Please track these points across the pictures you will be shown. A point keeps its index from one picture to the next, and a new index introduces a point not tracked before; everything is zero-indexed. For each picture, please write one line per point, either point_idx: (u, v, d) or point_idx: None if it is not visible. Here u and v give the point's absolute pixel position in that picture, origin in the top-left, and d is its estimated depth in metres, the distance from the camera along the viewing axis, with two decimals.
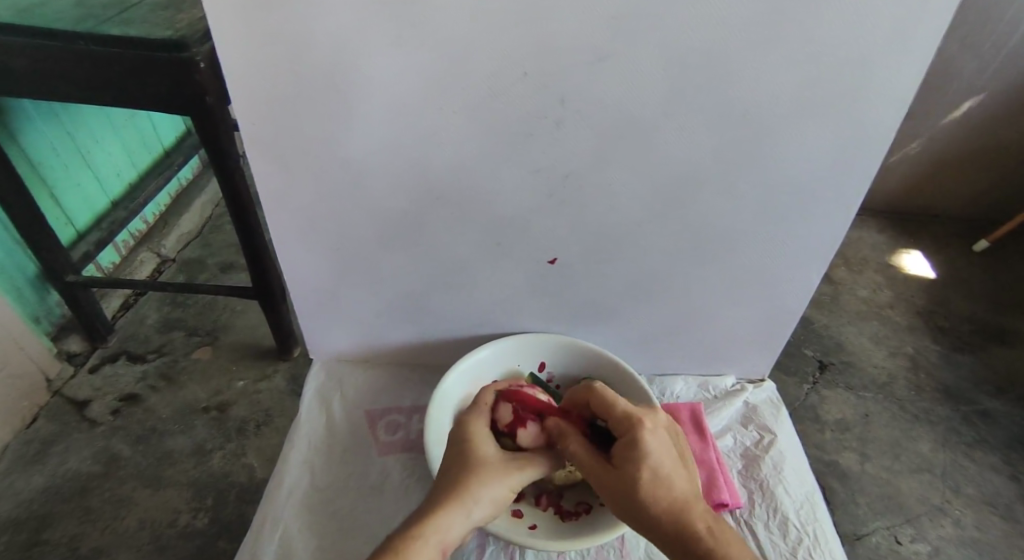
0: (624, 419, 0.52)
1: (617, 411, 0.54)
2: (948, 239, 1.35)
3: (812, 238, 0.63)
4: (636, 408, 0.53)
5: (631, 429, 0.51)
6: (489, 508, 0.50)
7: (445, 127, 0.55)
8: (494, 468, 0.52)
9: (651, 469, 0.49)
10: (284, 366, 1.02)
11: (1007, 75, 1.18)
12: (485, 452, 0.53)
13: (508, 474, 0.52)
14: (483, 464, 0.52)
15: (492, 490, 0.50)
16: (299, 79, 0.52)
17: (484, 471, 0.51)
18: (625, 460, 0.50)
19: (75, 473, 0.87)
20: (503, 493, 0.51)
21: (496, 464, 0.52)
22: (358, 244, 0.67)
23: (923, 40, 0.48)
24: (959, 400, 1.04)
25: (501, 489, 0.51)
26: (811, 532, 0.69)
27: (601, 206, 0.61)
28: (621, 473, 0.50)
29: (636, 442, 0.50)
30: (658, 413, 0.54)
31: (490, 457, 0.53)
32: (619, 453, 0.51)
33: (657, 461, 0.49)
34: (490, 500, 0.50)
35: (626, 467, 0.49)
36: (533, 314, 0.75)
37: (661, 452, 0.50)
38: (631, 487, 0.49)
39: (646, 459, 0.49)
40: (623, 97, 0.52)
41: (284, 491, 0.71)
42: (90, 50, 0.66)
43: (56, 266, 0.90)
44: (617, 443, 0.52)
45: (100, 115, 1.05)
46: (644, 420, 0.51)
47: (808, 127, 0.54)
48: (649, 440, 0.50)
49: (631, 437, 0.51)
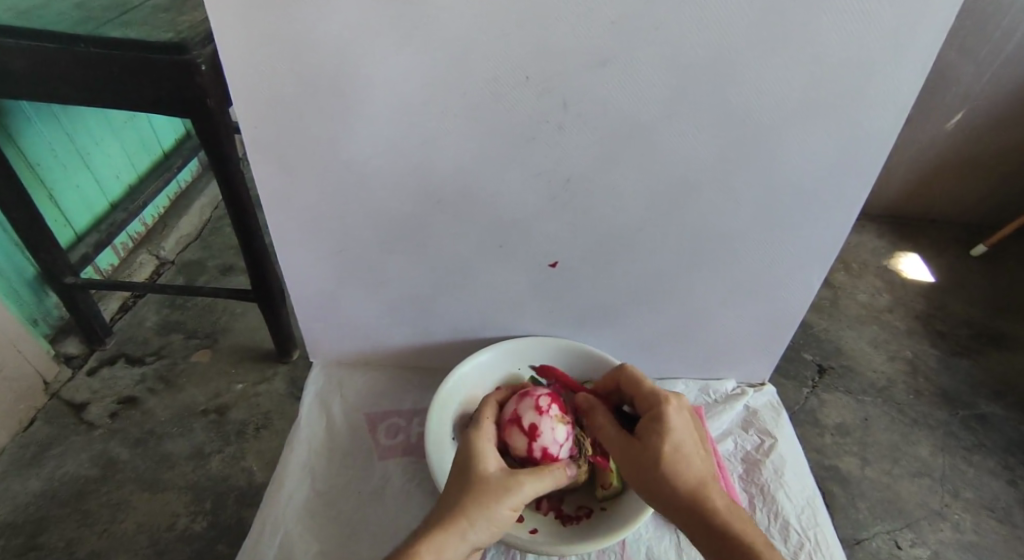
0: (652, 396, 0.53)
1: (645, 388, 0.55)
2: (946, 243, 1.35)
3: (814, 240, 0.63)
4: (662, 387, 0.54)
5: (658, 405, 0.52)
6: (488, 531, 0.49)
7: (447, 130, 0.55)
8: (491, 486, 0.50)
9: (674, 444, 0.50)
10: (284, 369, 1.02)
11: (1005, 80, 1.18)
12: (486, 467, 0.52)
13: (507, 495, 0.50)
14: (481, 482, 0.50)
15: (488, 515, 0.48)
16: (301, 80, 0.52)
17: (481, 496, 0.49)
18: (650, 433, 0.51)
19: (72, 477, 0.86)
20: (503, 513, 0.49)
21: (495, 485, 0.50)
22: (359, 247, 0.67)
23: (926, 39, 0.48)
24: (958, 404, 1.04)
25: (500, 510, 0.49)
26: (812, 537, 0.69)
27: (603, 209, 0.61)
28: (645, 445, 0.51)
29: (663, 416, 0.51)
30: (682, 394, 0.55)
31: (489, 473, 0.51)
32: (645, 427, 0.52)
33: (681, 437, 0.50)
34: (488, 523, 0.49)
35: (650, 439, 0.51)
36: (533, 318, 0.75)
37: (683, 430, 0.51)
38: (653, 460, 0.50)
39: (671, 434, 0.50)
40: (625, 100, 0.52)
41: (283, 495, 0.71)
42: (91, 53, 0.66)
43: (55, 269, 0.89)
44: (643, 418, 0.53)
45: (99, 116, 1.04)
46: (670, 398, 0.53)
47: (811, 128, 0.54)
48: (674, 417, 0.51)
49: (658, 412, 0.52)
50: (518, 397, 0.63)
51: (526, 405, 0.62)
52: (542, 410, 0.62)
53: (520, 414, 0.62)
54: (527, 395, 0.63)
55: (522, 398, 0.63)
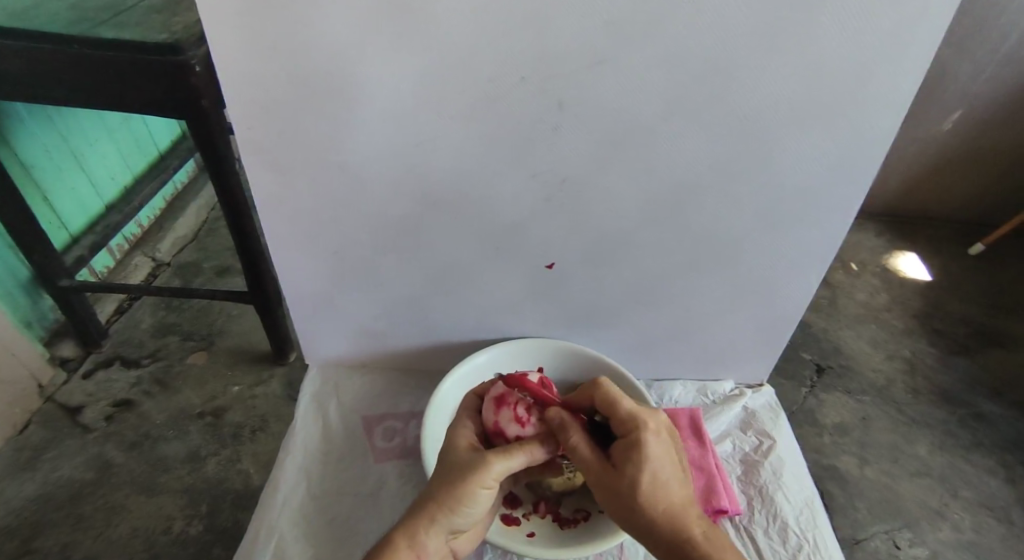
0: (628, 418, 0.50)
1: (621, 409, 0.51)
2: (944, 242, 1.35)
3: (812, 240, 0.63)
4: (641, 409, 0.50)
5: (633, 432, 0.49)
6: (464, 513, 0.47)
7: (442, 132, 0.55)
8: (459, 468, 0.48)
9: (650, 473, 0.47)
10: (280, 371, 1.02)
11: (1002, 79, 1.18)
12: (457, 454, 0.50)
13: (473, 476, 0.47)
14: (452, 467, 0.49)
15: (458, 497, 0.46)
16: (294, 78, 0.52)
17: (448, 479, 0.47)
18: (623, 463, 0.48)
19: (67, 480, 0.86)
20: (478, 492, 0.47)
21: (463, 466, 0.48)
22: (355, 248, 0.66)
23: (929, 32, 0.47)
24: (957, 404, 1.04)
25: (472, 489, 0.47)
26: (811, 539, 0.68)
27: (599, 209, 0.61)
28: (621, 473, 0.48)
29: (638, 445, 0.48)
30: (661, 414, 0.52)
31: (461, 457, 0.50)
32: (620, 453, 0.49)
33: (657, 467, 0.48)
34: (460, 505, 0.47)
35: (624, 469, 0.48)
36: (531, 319, 0.75)
37: (661, 456, 0.48)
38: (628, 491, 0.47)
39: (647, 463, 0.47)
40: (623, 100, 0.52)
41: (278, 499, 0.70)
42: (84, 53, 0.66)
43: (50, 271, 0.89)
44: (618, 443, 0.50)
45: (93, 117, 1.04)
46: (646, 423, 0.49)
47: (809, 131, 0.54)
48: (653, 442, 0.48)
49: (635, 438, 0.48)
50: (496, 406, 0.57)
51: (506, 415, 0.56)
52: (524, 421, 0.56)
53: (502, 427, 0.56)
54: (506, 404, 0.57)
55: (500, 406, 0.57)
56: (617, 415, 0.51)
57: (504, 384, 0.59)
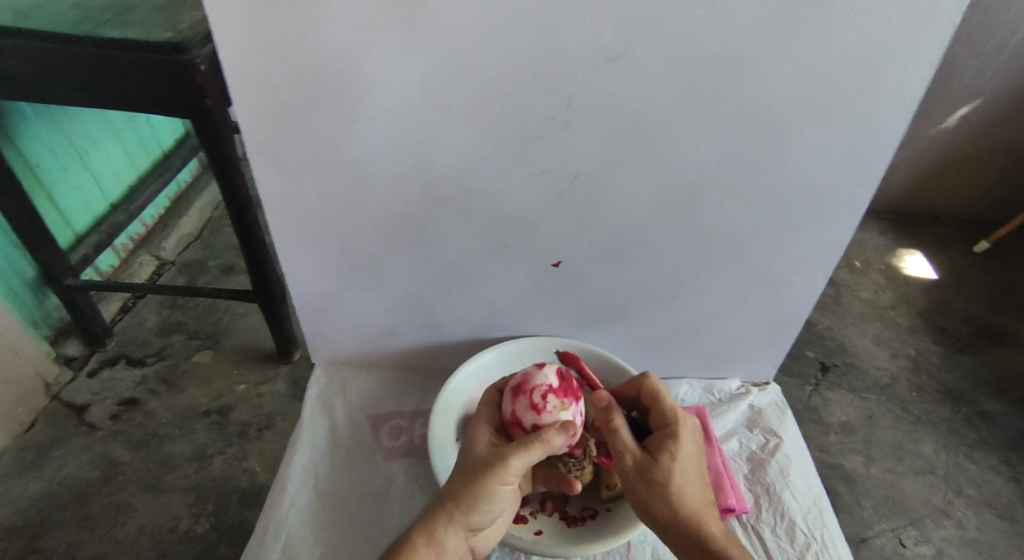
0: (669, 414, 0.52)
1: (662, 404, 0.53)
2: (948, 240, 1.35)
3: (820, 238, 0.63)
4: (679, 409, 0.53)
5: (672, 425, 0.52)
6: (483, 511, 0.47)
7: (450, 131, 0.55)
8: (478, 467, 0.48)
9: (683, 467, 0.50)
10: (286, 369, 1.02)
11: (1007, 77, 1.18)
12: (476, 453, 0.50)
13: (491, 475, 0.47)
14: (472, 464, 0.49)
15: (476, 495, 0.47)
16: (300, 78, 0.52)
17: (468, 479, 0.48)
18: (661, 451, 0.50)
19: (74, 479, 0.86)
20: (497, 489, 0.47)
21: (482, 465, 0.48)
22: (361, 246, 0.66)
23: (938, 29, 0.47)
24: (961, 401, 1.04)
25: (490, 486, 0.47)
26: (818, 537, 0.68)
27: (606, 207, 0.61)
28: (657, 461, 0.50)
29: (678, 437, 0.51)
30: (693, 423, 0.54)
31: (481, 454, 0.49)
32: (657, 443, 0.51)
33: (690, 464, 0.50)
34: (478, 502, 0.47)
35: (661, 457, 0.50)
36: (537, 317, 0.75)
37: (692, 458, 0.51)
38: (662, 478, 0.49)
39: (682, 456, 0.50)
40: (630, 98, 0.52)
41: (285, 498, 0.70)
42: (90, 52, 0.66)
43: (55, 270, 0.89)
44: (655, 435, 0.52)
45: (98, 116, 1.04)
46: (684, 420, 0.52)
47: (816, 129, 0.54)
48: (688, 441, 0.51)
49: (674, 431, 0.51)
50: (513, 397, 0.58)
51: (523, 404, 0.56)
52: (540, 408, 0.56)
53: (518, 416, 0.56)
54: (522, 393, 0.57)
55: (517, 395, 0.57)
56: (657, 410, 0.53)
57: (522, 375, 0.59)
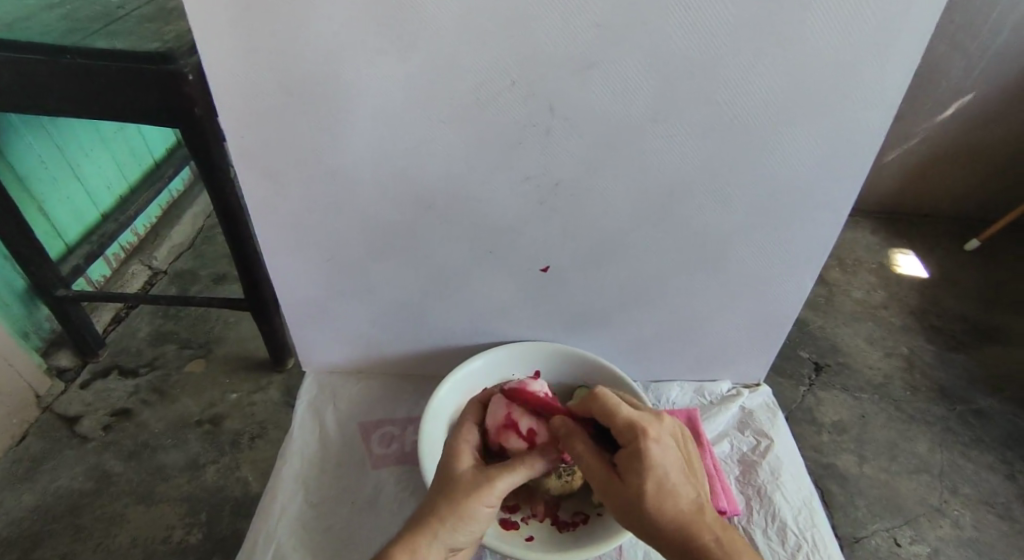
0: (628, 427, 0.49)
1: (619, 419, 0.50)
2: (940, 238, 1.35)
3: (806, 238, 0.63)
4: (639, 416, 0.49)
5: (633, 440, 0.48)
6: (465, 530, 0.48)
7: (434, 138, 0.55)
8: (464, 484, 0.49)
9: (655, 481, 0.47)
10: (278, 378, 1.02)
11: (994, 75, 1.19)
12: (459, 469, 0.51)
13: (478, 492, 0.48)
14: (453, 482, 0.49)
15: (462, 513, 0.47)
16: (284, 84, 0.52)
17: (454, 495, 0.48)
18: (630, 472, 0.48)
19: (65, 491, 0.86)
20: (481, 510, 0.48)
21: (468, 482, 0.49)
22: (349, 254, 0.66)
23: (919, 20, 0.47)
24: (955, 400, 1.04)
25: (476, 506, 0.48)
26: (809, 538, 0.68)
27: (593, 210, 0.61)
28: (627, 485, 0.48)
29: (641, 453, 0.47)
30: (664, 420, 0.51)
31: (463, 473, 0.50)
32: (622, 464, 0.48)
33: (662, 474, 0.47)
34: (463, 521, 0.47)
35: (629, 479, 0.48)
36: (527, 323, 0.75)
37: (666, 463, 0.48)
38: (637, 501, 0.47)
39: (650, 471, 0.47)
40: (613, 102, 0.52)
41: (276, 507, 0.70)
42: (75, 63, 0.66)
43: (45, 281, 0.89)
44: (620, 452, 0.49)
45: (88, 126, 1.04)
46: (647, 430, 0.48)
47: (799, 129, 0.54)
48: (655, 449, 0.48)
49: (635, 447, 0.48)
50: (508, 402, 0.61)
51: (520, 408, 0.60)
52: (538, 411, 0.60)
53: (515, 419, 0.60)
54: (518, 398, 0.61)
55: (512, 401, 0.61)
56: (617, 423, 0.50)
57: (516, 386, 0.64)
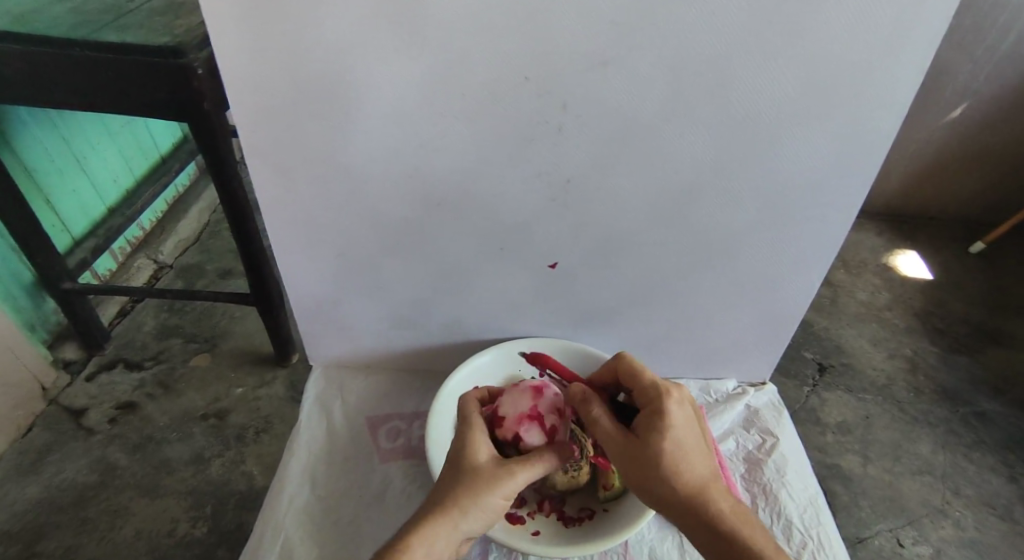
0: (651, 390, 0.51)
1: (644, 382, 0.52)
2: (945, 240, 1.36)
3: (815, 238, 0.63)
4: (663, 381, 0.51)
5: (657, 400, 0.50)
6: (480, 520, 0.48)
7: (446, 135, 0.55)
8: (486, 474, 0.49)
9: (676, 442, 0.48)
10: (283, 373, 1.02)
11: (1002, 78, 1.19)
12: (479, 456, 0.51)
13: (500, 483, 0.49)
14: (474, 471, 0.50)
15: (479, 505, 0.48)
16: (298, 80, 0.52)
17: (477, 483, 0.49)
18: (650, 431, 0.49)
19: (71, 483, 0.86)
20: (498, 503, 0.49)
21: (490, 472, 0.50)
22: (358, 249, 0.66)
23: (935, 16, 0.47)
24: (958, 401, 1.04)
25: (494, 498, 0.49)
26: (814, 536, 0.68)
27: (603, 207, 0.61)
28: (645, 444, 0.48)
29: (664, 414, 0.49)
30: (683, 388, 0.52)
31: (481, 462, 0.50)
32: (644, 424, 0.49)
33: (680, 437, 0.48)
34: (480, 511, 0.48)
35: (650, 438, 0.48)
36: (535, 319, 0.75)
37: (685, 426, 0.49)
38: (655, 461, 0.48)
39: (670, 431, 0.48)
40: (627, 101, 0.52)
41: (282, 500, 0.70)
42: (86, 56, 0.66)
43: (52, 274, 0.89)
44: (642, 413, 0.50)
45: (95, 120, 1.04)
46: (670, 391, 0.50)
47: (809, 128, 0.54)
48: (676, 413, 0.49)
49: (658, 407, 0.49)
50: (534, 396, 0.61)
51: (546, 405, 0.61)
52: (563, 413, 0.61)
53: (541, 413, 0.60)
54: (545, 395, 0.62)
55: (538, 396, 0.61)
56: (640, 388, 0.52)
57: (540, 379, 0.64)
